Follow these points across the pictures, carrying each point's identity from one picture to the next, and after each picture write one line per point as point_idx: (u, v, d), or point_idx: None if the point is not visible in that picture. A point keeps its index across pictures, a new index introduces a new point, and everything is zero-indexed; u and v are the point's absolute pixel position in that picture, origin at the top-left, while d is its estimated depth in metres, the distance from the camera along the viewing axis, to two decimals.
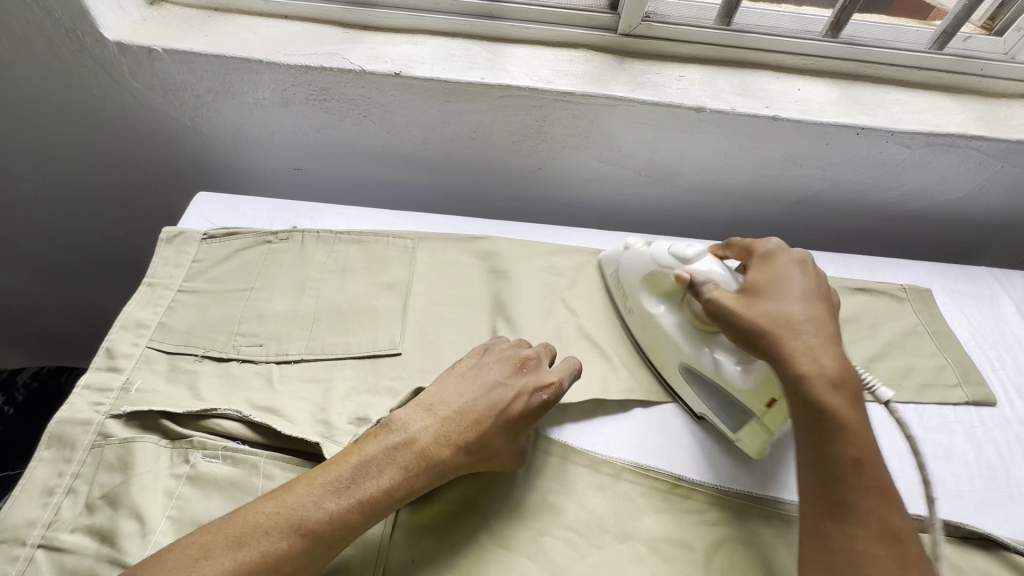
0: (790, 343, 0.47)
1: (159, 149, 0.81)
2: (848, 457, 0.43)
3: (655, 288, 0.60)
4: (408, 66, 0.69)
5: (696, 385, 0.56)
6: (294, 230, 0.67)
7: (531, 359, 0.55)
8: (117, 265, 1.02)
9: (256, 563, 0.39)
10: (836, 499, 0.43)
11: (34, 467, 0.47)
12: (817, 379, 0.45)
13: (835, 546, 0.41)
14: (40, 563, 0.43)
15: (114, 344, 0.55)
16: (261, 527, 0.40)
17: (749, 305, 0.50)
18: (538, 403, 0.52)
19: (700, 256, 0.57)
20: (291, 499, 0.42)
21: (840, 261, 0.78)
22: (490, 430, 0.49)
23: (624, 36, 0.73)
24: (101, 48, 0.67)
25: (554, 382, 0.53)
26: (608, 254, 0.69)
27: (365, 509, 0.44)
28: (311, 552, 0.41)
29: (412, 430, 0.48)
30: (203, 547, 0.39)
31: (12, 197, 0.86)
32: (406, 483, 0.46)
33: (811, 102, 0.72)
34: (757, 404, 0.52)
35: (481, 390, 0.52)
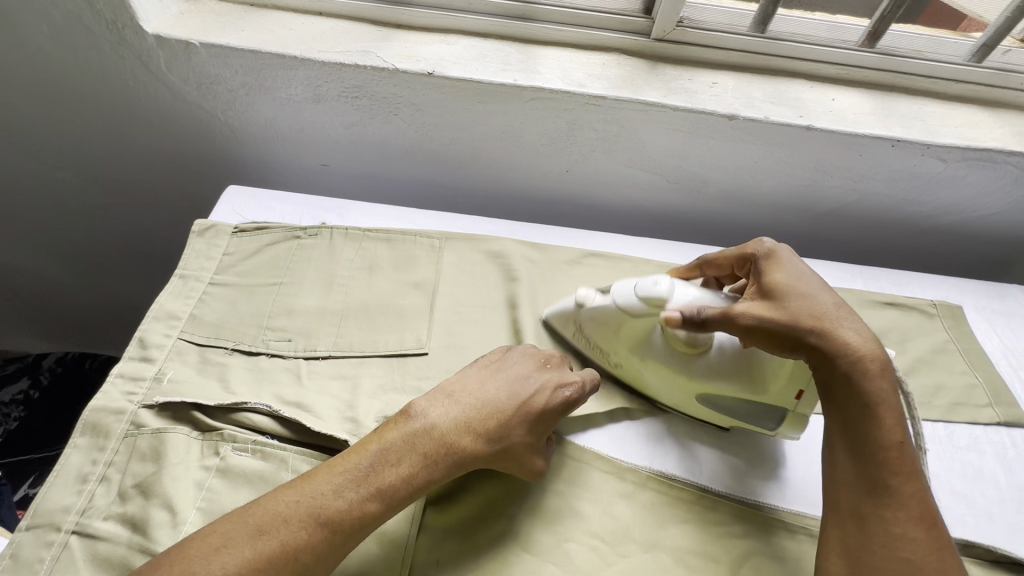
0: (836, 334, 0.47)
1: (189, 143, 0.81)
2: (892, 442, 0.44)
3: (631, 335, 0.57)
4: (440, 66, 0.69)
5: (718, 403, 0.56)
6: (323, 227, 0.67)
7: (552, 360, 0.55)
8: (141, 255, 1.03)
9: (277, 553, 0.39)
10: (878, 483, 0.43)
11: (69, 454, 0.48)
12: (868, 366, 0.46)
13: (874, 529, 0.42)
14: (73, 549, 0.44)
15: (147, 335, 0.56)
16: (281, 516, 0.40)
17: (780, 307, 0.49)
18: (561, 401, 0.52)
19: (671, 289, 0.54)
20: (311, 487, 0.42)
21: (869, 274, 0.77)
22: (511, 422, 0.49)
23: (657, 41, 0.73)
24: (139, 41, 0.68)
25: (578, 381, 0.54)
26: (555, 310, 0.63)
27: (383, 497, 0.43)
28: (332, 542, 0.41)
29: (432, 418, 0.47)
30: (224, 535, 0.39)
31: (45, 184, 0.88)
32: (425, 472, 0.45)
33: (845, 112, 0.71)
34: (787, 399, 0.53)
35: (506, 384, 0.51)
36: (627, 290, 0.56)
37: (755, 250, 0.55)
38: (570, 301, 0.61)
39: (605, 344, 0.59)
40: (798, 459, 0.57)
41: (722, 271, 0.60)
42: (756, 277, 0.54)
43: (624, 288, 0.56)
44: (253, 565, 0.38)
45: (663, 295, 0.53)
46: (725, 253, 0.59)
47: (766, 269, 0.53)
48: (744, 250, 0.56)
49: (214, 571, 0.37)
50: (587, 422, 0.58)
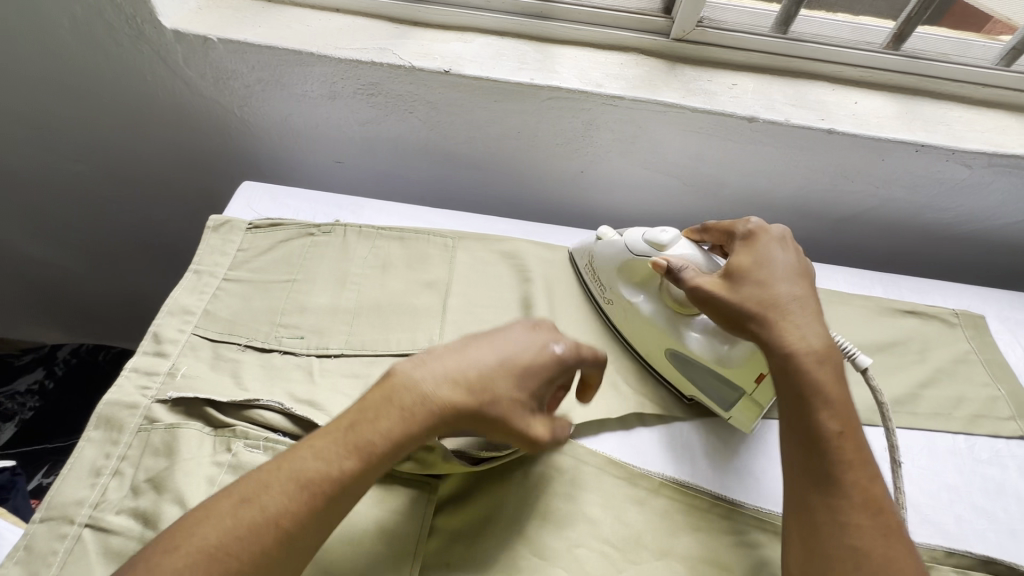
0: (776, 323, 0.48)
1: (205, 138, 0.82)
2: (833, 432, 0.43)
3: (633, 275, 0.61)
4: (457, 64, 0.68)
5: (682, 367, 0.57)
6: (336, 224, 0.67)
7: (546, 322, 0.49)
8: (154, 248, 1.04)
9: (256, 521, 0.37)
10: (823, 473, 0.43)
11: (83, 447, 0.48)
12: (803, 360, 0.46)
13: (820, 520, 0.41)
14: (86, 543, 0.44)
15: (161, 329, 0.56)
16: (262, 483, 0.38)
17: (732, 289, 0.51)
18: (553, 360, 0.47)
19: (674, 242, 0.57)
20: (291, 454, 0.40)
21: (888, 281, 0.76)
22: (497, 382, 0.44)
23: (677, 41, 0.72)
24: (158, 36, 0.68)
25: (572, 342, 0.48)
26: (579, 244, 0.68)
27: (359, 458, 0.40)
28: (312, 510, 0.38)
29: (411, 378, 0.42)
30: (208, 508, 0.38)
31: (64, 177, 0.89)
32: (403, 432, 0.40)
33: (868, 116, 0.70)
34: (747, 382, 0.53)
35: (494, 344, 0.46)
36: (639, 233, 0.60)
37: (739, 230, 0.56)
38: (593, 237, 0.66)
39: (607, 283, 0.63)
40: None
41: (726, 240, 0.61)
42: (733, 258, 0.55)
43: (637, 231, 0.60)
44: (232, 536, 0.36)
45: (665, 242, 0.57)
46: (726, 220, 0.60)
47: (740, 252, 0.54)
48: (731, 227, 0.57)
49: (199, 545, 0.36)
50: (600, 426, 0.57)
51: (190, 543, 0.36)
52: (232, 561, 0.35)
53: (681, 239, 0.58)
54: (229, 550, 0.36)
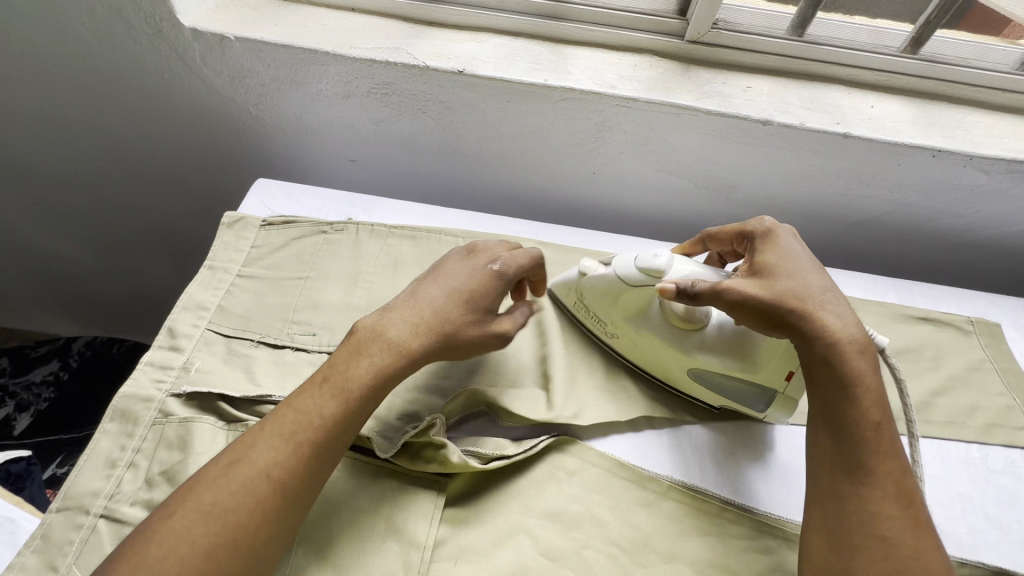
0: (817, 316, 0.47)
1: (220, 135, 0.82)
2: (869, 422, 0.44)
3: (629, 306, 0.58)
4: (471, 64, 0.69)
5: (709, 383, 0.56)
6: (349, 222, 0.68)
7: (478, 249, 0.55)
8: (168, 243, 1.05)
9: (255, 473, 0.41)
10: (855, 463, 0.43)
11: (99, 439, 0.49)
12: (843, 349, 0.46)
13: (851, 508, 0.42)
14: (101, 533, 0.45)
15: (176, 324, 0.57)
16: (249, 445, 0.43)
17: (765, 286, 0.48)
18: (493, 279, 0.53)
19: (670, 263, 0.53)
20: (273, 416, 0.45)
21: (902, 287, 0.75)
22: (448, 309, 0.50)
23: (691, 43, 0.72)
24: (176, 34, 0.69)
25: (505, 261, 0.54)
26: (560, 279, 0.64)
27: (340, 399, 0.45)
28: (301, 454, 0.43)
29: (374, 326, 0.49)
30: (207, 476, 0.41)
31: (82, 172, 0.91)
32: (376, 369, 0.47)
33: (884, 120, 0.69)
34: (776, 381, 0.53)
35: (439, 280, 0.52)
36: (627, 262, 0.56)
37: (754, 228, 0.55)
38: (574, 271, 0.62)
39: (604, 314, 0.60)
40: None
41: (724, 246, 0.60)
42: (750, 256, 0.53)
43: (624, 259, 0.56)
44: (229, 493, 0.40)
45: (661, 268, 0.53)
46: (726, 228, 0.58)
47: (761, 249, 0.52)
48: (743, 228, 0.56)
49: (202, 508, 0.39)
50: (608, 428, 0.57)
51: (193, 504, 0.39)
52: (233, 513, 0.39)
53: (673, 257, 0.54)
54: (229, 505, 0.40)
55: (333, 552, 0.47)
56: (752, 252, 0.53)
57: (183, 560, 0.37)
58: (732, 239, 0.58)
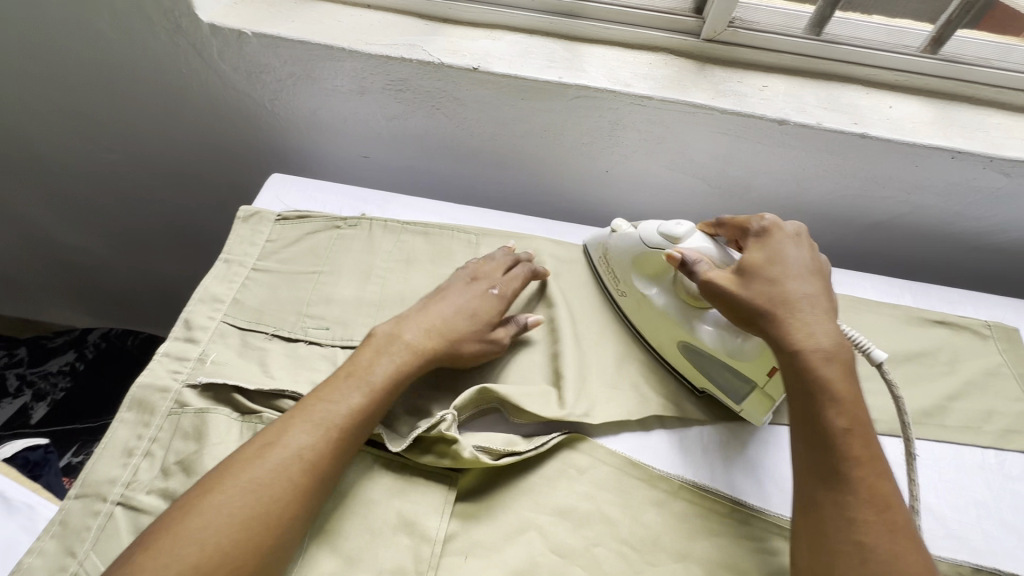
0: (783, 323, 0.48)
1: (235, 131, 0.83)
2: (840, 429, 0.44)
3: (646, 268, 0.60)
4: (486, 61, 0.69)
5: (696, 361, 0.57)
6: (362, 218, 0.68)
7: (481, 272, 0.62)
8: (182, 237, 1.06)
9: (286, 460, 0.44)
10: (829, 470, 0.43)
11: (116, 428, 0.50)
12: (812, 356, 0.46)
13: (827, 514, 0.42)
14: (118, 520, 0.45)
15: (192, 316, 0.57)
16: (279, 431, 0.46)
17: (745, 287, 0.50)
18: (494, 301, 0.60)
19: (690, 234, 0.56)
20: (301, 407, 0.48)
21: (918, 290, 0.74)
22: (458, 321, 0.56)
23: (707, 41, 0.71)
24: (195, 29, 0.69)
25: (504, 287, 0.61)
26: (595, 235, 0.68)
27: (364, 391, 0.49)
28: (328, 440, 0.46)
29: (392, 333, 0.54)
30: (226, 465, 0.43)
31: (100, 166, 0.92)
32: (397, 368, 0.52)
33: (903, 121, 0.69)
34: (759, 374, 0.54)
35: (448, 299, 0.59)
36: (653, 226, 0.59)
37: (752, 225, 0.55)
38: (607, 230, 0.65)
39: (621, 274, 0.62)
40: None
41: None
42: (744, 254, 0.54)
43: (652, 224, 0.59)
44: (263, 472, 0.43)
45: (678, 236, 0.56)
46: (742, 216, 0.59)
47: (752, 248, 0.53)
48: (744, 223, 0.56)
49: (229, 492, 0.41)
50: (619, 426, 0.57)
51: (229, 483, 0.42)
52: (266, 490, 0.42)
53: (696, 231, 0.57)
54: (261, 483, 0.42)
55: (344, 544, 0.47)
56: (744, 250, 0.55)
57: (220, 531, 0.40)
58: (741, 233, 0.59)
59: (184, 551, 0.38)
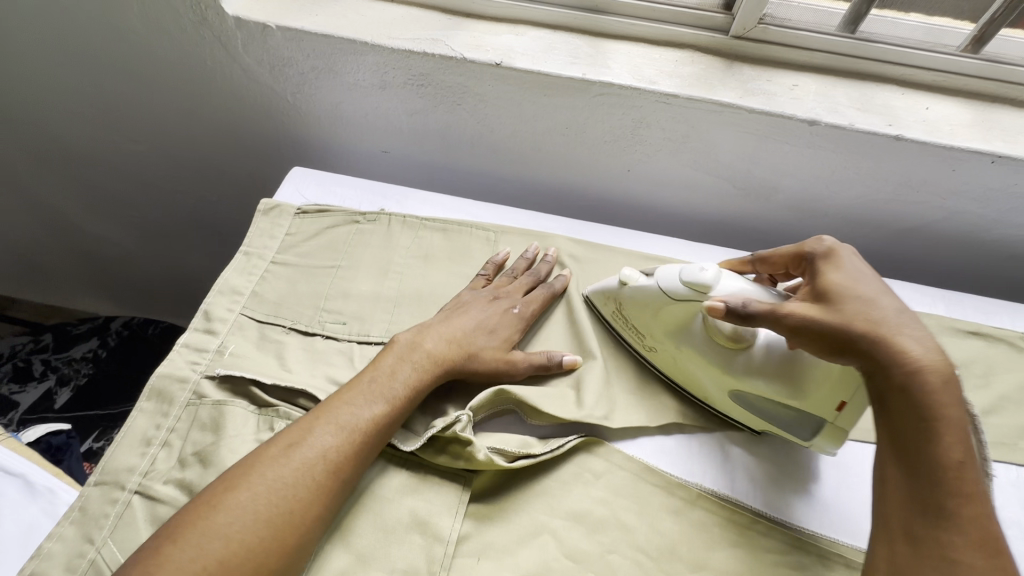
0: (894, 342, 0.42)
1: (257, 124, 0.84)
2: (952, 460, 0.39)
3: (671, 320, 0.55)
4: (509, 56, 0.68)
5: (751, 406, 0.54)
6: (381, 213, 0.68)
7: (503, 286, 0.62)
8: (204, 229, 1.07)
9: (308, 462, 0.44)
10: (933, 504, 0.39)
11: (136, 417, 0.50)
12: (923, 376, 0.41)
13: (926, 552, 0.38)
14: (135, 509, 0.46)
15: (211, 308, 0.58)
16: (306, 431, 0.45)
17: (828, 310, 0.45)
18: (516, 318, 0.59)
19: (718, 279, 0.51)
20: (327, 408, 0.47)
21: (951, 299, 0.71)
22: (479, 334, 0.56)
23: (735, 38, 0.70)
24: (220, 22, 0.70)
25: (524, 302, 0.61)
26: (598, 286, 0.62)
27: (388, 399, 0.49)
28: (354, 445, 0.46)
29: (417, 342, 0.54)
30: (253, 461, 0.43)
31: (126, 157, 0.93)
32: (421, 378, 0.51)
33: (941, 123, 0.66)
34: (826, 409, 0.50)
35: (470, 312, 0.58)
36: (672, 273, 0.54)
37: (813, 249, 0.52)
38: (615, 280, 0.60)
39: (643, 325, 0.58)
40: (867, 485, 0.53)
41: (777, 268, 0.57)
42: (811, 277, 0.50)
43: (670, 270, 0.55)
44: (290, 472, 0.43)
45: (707, 284, 0.51)
46: (782, 250, 0.56)
47: (823, 270, 0.49)
48: (802, 249, 0.53)
49: (254, 488, 0.41)
50: (636, 431, 0.56)
51: (257, 478, 0.42)
52: (293, 491, 0.42)
53: (721, 274, 0.52)
54: (288, 484, 0.42)
55: (358, 542, 0.47)
56: (812, 273, 0.50)
57: (247, 528, 0.40)
58: (788, 261, 0.55)
59: (212, 545, 0.39)
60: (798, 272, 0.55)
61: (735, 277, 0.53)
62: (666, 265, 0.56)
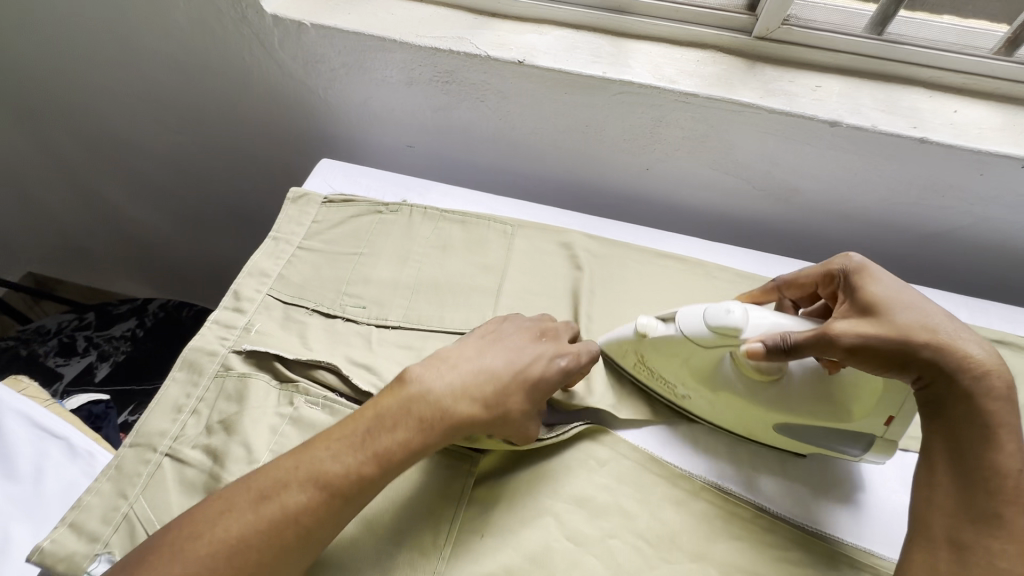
0: (958, 349, 0.43)
1: (290, 117, 0.87)
2: (1011, 470, 0.40)
3: (700, 368, 0.53)
4: (532, 55, 0.70)
5: (798, 434, 0.53)
6: (403, 204, 0.70)
7: (550, 330, 0.55)
8: (237, 218, 1.12)
9: (277, 517, 0.41)
10: (987, 512, 0.40)
11: (169, 385, 0.53)
12: (988, 383, 0.42)
13: (973, 558, 0.39)
14: (165, 470, 0.49)
15: (240, 288, 0.61)
16: (281, 482, 0.42)
17: (883, 325, 0.45)
18: (555, 369, 0.51)
19: (746, 320, 0.49)
20: (310, 455, 0.44)
21: (974, 306, 0.70)
22: (508, 388, 0.49)
23: (758, 39, 0.70)
24: (259, 20, 0.74)
25: (573, 351, 0.53)
26: (611, 337, 0.58)
27: (378, 461, 0.44)
28: (328, 506, 0.42)
29: (428, 386, 0.47)
30: (228, 502, 0.42)
31: (169, 147, 0.99)
32: (421, 436, 0.45)
33: (969, 126, 0.65)
34: (875, 424, 0.50)
35: (503, 353, 0.51)
36: (695, 317, 0.51)
37: (841, 266, 0.51)
38: (629, 328, 0.56)
39: (671, 375, 0.55)
40: (875, 488, 0.53)
41: (801, 292, 0.56)
42: (846, 292, 0.50)
43: (691, 312, 0.52)
44: (255, 529, 0.40)
45: (738, 325, 0.49)
46: (806, 271, 0.55)
47: (860, 284, 0.49)
48: (828, 267, 0.53)
49: (218, 536, 0.40)
50: (641, 422, 0.57)
51: (220, 532, 0.40)
52: (251, 552, 0.40)
53: (748, 314, 0.50)
54: (252, 541, 0.40)
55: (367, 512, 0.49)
56: (846, 290, 0.50)
57: None
58: (814, 281, 0.54)
59: None
60: (825, 292, 0.54)
61: (761, 311, 0.50)
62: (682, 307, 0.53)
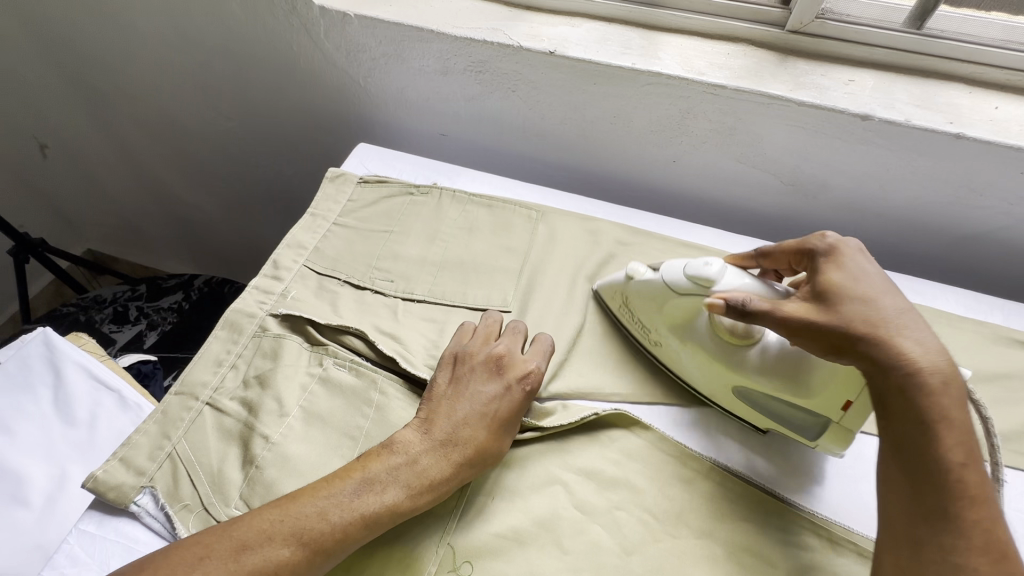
0: (894, 343, 0.42)
1: (331, 104, 0.92)
2: (952, 463, 0.39)
3: (674, 317, 0.56)
4: (563, 46, 0.72)
5: (756, 404, 0.53)
6: (434, 187, 0.74)
7: (503, 357, 0.55)
8: (278, 201, 1.18)
9: (257, 568, 0.41)
10: (935, 508, 0.39)
11: (212, 342, 0.58)
12: (927, 378, 0.41)
13: (929, 556, 0.39)
14: (205, 418, 0.53)
15: (280, 258, 0.65)
16: (265, 533, 0.43)
17: (828, 313, 0.45)
18: (520, 398, 0.53)
19: (722, 274, 0.51)
20: (295, 509, 0.44)
21: (1012, 310, 0.67)
22: (485, 435, 0.50)
23: (791, 33, 0.70)
24: (308, 11, 0.78)
25: (533, 369, 0.55)
26: (607, 280, 0.63)
27: (362, 523, 0.45)
28: (311, 561, 0.43)
29: (414, 452, 0.48)
30: (207, 546, 0.42)
31: (220, 132, 1.06)
32: (408, 502, 0.46)
33: (1009, 123, 0.63)
34: (832, 409, 0.49)
35: (472, 400, 0.51)
36: (676, 268, 0.54)
37: (815, 245, 0.51)
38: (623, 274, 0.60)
39: (648, 321, 0.58)
40: None
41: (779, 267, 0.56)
42: (813, 274, 0.50)
43: (673, 267, 0.55)
44: None
45: (711, 278, 0.51)
46: (784, 245, 0.54)
47: (823, 268, 0.49)
48: (803, 244, 0.52)
49: None
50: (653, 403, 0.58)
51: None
52: None
53: (726, 269, 0.52)
54: None
55: None
56: (813, 271, 0.49)
57: None
58: (789, 258, 0.54)
59: None
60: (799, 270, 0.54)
61: (738, 272, 0.52)
62: (669, 260, 0.57)
